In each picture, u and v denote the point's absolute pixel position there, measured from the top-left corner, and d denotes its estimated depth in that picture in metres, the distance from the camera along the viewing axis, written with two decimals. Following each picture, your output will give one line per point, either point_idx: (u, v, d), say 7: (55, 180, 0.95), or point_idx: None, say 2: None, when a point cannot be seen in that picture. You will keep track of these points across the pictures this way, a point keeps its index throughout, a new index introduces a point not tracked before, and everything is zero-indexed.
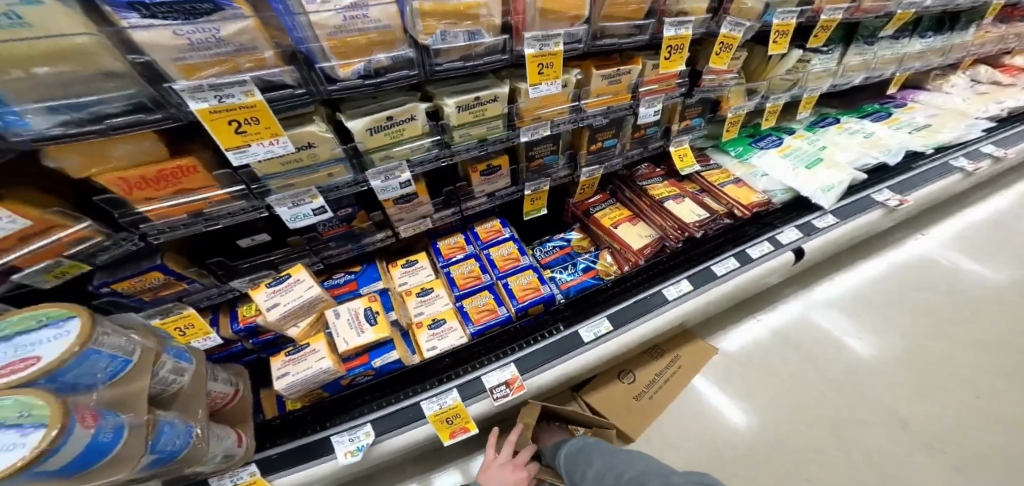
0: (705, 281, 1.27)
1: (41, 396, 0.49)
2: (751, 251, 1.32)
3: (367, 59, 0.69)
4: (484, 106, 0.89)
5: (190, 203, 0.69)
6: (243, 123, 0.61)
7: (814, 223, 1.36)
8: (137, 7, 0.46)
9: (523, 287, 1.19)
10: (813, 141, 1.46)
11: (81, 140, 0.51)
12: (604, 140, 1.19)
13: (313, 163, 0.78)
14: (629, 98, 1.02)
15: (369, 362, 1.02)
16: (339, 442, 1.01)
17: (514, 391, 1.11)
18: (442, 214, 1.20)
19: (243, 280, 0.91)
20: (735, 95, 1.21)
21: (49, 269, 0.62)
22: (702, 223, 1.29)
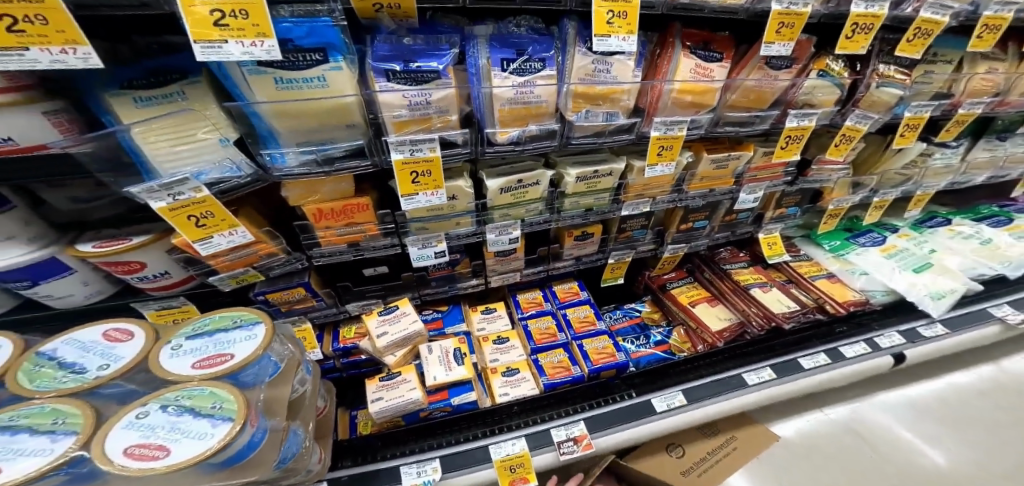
0: (788, 371, 1.17)
1: (228, 392, 0.60)
2: (844, 350, 1.22)
3: (525, 127, 0.78)
4: (599, 178, 0.95)
5: (352, 234, 0.85)
6: (422, 174, 0.76)
7: (920, 330, 1.26)
8: (389, 74, 0.64)
9: (598, 351, 1.16)
10: (922, 244, 1.43)
11: (312, 175, 0.70)
12: (695, 221, 1.23)
13: (450, 212, 0.89)
14: (732, 183, 1.07)
15: (448, 400, 1.00)
16: (406, 473, 0.96)
17: (584, 448, 1.02)
18: (532, 271, 1.25)
19: (356, 304, 1.07)
20: (840, 187, 1.22)
21: (237, 275, 0.84)
22: (792, 314, 1.23)
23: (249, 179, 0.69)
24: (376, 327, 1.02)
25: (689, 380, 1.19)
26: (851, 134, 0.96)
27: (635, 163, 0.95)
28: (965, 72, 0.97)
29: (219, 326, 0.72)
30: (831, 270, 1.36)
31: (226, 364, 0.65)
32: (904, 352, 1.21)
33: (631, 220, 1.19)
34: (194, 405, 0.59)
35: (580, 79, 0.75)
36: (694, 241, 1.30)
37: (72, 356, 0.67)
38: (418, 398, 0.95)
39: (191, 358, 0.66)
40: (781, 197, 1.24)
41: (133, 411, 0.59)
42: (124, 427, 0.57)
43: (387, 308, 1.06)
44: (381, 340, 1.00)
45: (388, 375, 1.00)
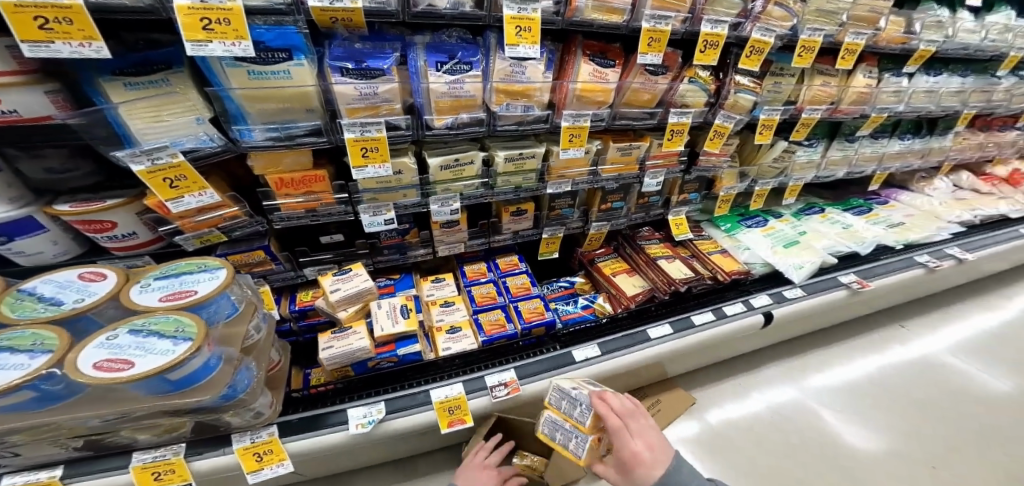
0: (683, 327, 1.42)
1: (191, 318, 0.73)
2: (726, 309, 1.50)
3: (456, 116, 0.96)
4: (525, 160, 1.16)
5: (309, 202, 1.03)
6: (370, 151, 0.92)
7: (784, 293, 1.57)
8: (343, 71, 0.81)
9: (530, 311, 1.37)
10: (797, 227, 1.75)
11: (275, 147, 0.85)
12: (613, 201, 1.46)
13: (397, 185, 1.09)
14: (637, 169, 1.31)
15: (394, 351, 1.16)
16: (353, 415, 1.09)
17: (511, 390, 1.22)
18: (476, 243, 1.44)
19: (313, 269, 1.23)
20: (728, 177, 1.50)
21: (201, 236, 0.97)
22: (689, 280, 1.50)
23: (221, 149, 0.83)
24: (331, 285, 1.17)
25: (607, 336, 1.41)
26: (721, 131, 1.19)
27: (553, 148, 1.17)
28: (806, 83, 1.19)
29: (188, 269, 0.84)
30: (725, 246, 1.64)
31: (192, 298, 0.77)
32: (772, 311, 1.50)
33: (559, 198, 1.41)
34: (159, 330, 0.70)
35: (501, 78, 0.95)
36: (614, 221, 1.53)
37: (50, 292, 0.76)
38: (366, 347, 1.11)
39: (158, 294, 0.78)
40: (682, 184, 1.50)
41: (104, 335, 0.69)
42: (96, 347, 0.67)
43: (341, 271, 1.21)
44: (335, 296, 1.15)
45: (340, 328, 1.15)
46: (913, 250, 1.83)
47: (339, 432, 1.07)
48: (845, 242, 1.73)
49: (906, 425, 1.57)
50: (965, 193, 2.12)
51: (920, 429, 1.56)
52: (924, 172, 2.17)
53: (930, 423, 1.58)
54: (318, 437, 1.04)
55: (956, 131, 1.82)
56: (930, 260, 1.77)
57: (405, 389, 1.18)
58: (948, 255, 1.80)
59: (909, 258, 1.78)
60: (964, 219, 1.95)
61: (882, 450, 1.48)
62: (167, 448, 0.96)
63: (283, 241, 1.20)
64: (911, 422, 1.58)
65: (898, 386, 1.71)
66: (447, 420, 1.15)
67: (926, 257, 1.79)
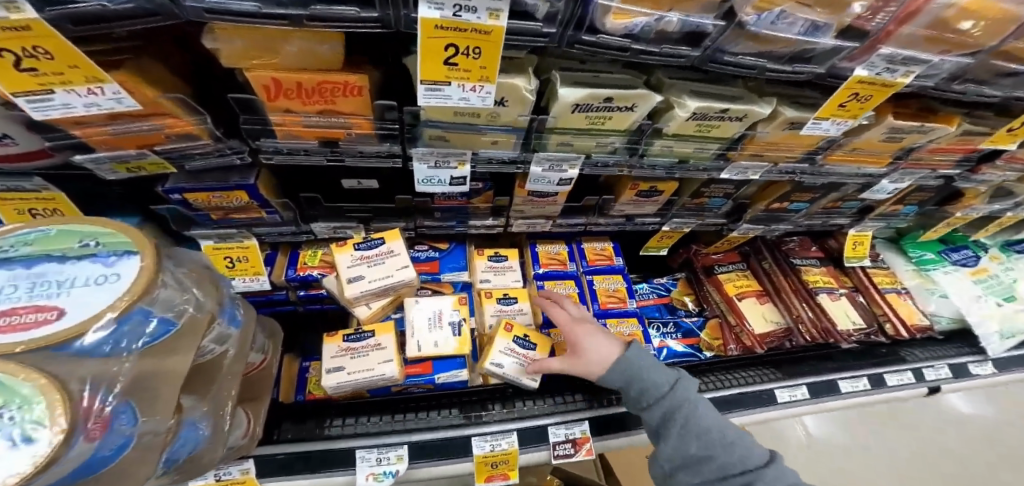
0: (824, 390, 0.96)
1: (23, 373, 0.28)
2: (888, 376, 1.01)
3: (658, 13, 0.42)
4: (722, 120, 0.63)
5: (328, 128, 0.56)
6: (462, 52, 0.42)
7: (969, 368, 1.09)
8: None
9: (623, 338, 0.97)
10: (1010, 270, 1.22)
11: (268, 26, 0.36)
12: (794, 200, 0.95)
13: (486, 123, 0.60)
14: (888, 164, 0.82)
15: (432, 376, 0.81)
16: (364, 458, 0.75)
17: (583, 453, 0.87)
18: (568, 221, 0.97)
19: (325, 225, 0.80)
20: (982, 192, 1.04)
21: (126, 160, 0.55)
22: (857, 333, 1.05)
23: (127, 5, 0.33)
24: (350, 265, 0.78)
25: (727, 387, 0.94)
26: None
27: (787, 112, 0.63)
28: None
29: (50, 249, 0.40)
30: (909, 284, 1.17)
31: (42, 328, 0.33)
32: (945, 389, 1.03)
33: (718, 184, 0.88)
34: None
35: None
36: (777, 224, 1.03)
37: None
38: (392, 375, 0.75)
39: None
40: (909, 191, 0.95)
41: None
42: None
43: (366, 244, 0.79)
44: (348, 296, 0.77)
45: (359, 328, 0.80)
46: None
47: (341, 477, 0.74)
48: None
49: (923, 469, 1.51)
50: None
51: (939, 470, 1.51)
52: None
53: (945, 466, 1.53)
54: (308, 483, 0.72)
55: None
56: None
57: (441, 430, 0.81)
58: None
59: None
60: None
61: None
62: None
63: (284, 179, 0.75)
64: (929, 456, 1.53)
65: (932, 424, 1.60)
66: (487, 476, 0.82)
67: None
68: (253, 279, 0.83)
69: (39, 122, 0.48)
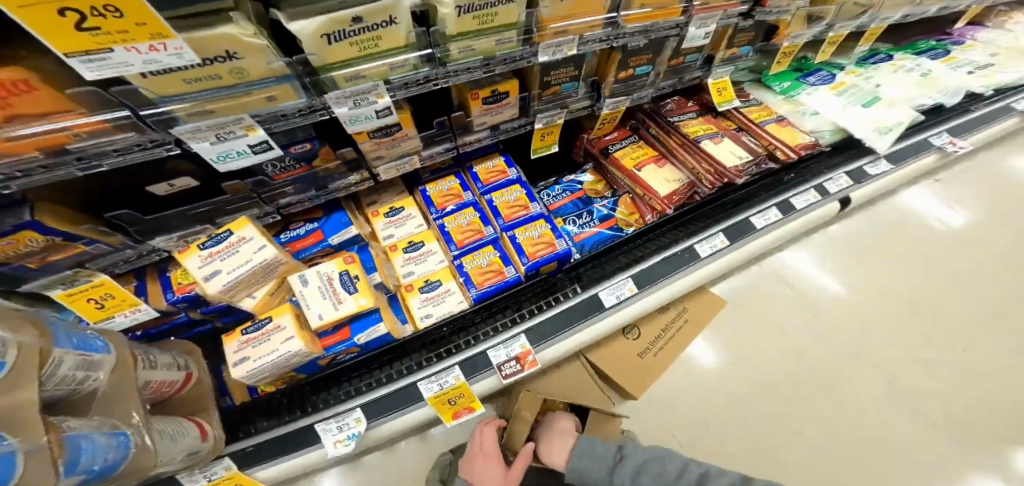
0: (741, 235, 1.15)
1: None
2: (795, 201, 1.20)
3: None
4: (494, 8, 0.65)
5: (45, 135, 0.48)
6: (88, 15, 0.35)
7: (865, 169, 1.26)
8: None
9: (534, 241, 1.04)
10: (868, 79, 1.42)
11: None
12: (635, 65, 0.97)
13: (238, 83, 0.54)
14: (679, 12, 0.87)
15: (352, 339, 0.89)
16: (326, 431, 0.92)
17: (527, 365, 0.98)
18: (437, 149, 0.97)
19: (166, 237, 0.78)
20: (796, 22, 1.14)
21: None
22: (744, 167, 1.16)
23: None
24: (213, 262, 0.76)
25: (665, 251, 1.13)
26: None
27: None
28: None
29: None
30: (782, 112, 1.30)
31: None
32: (850, 195, 1.23)
33: (557, 68, 0.89)
34: None
35: None
36: (637, 91, 1.07)
37: None
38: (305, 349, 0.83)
39: None
40: (733, 33, 1.08)
41: None
42: None
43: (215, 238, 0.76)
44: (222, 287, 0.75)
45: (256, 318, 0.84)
46: (1007, 96, 1.58)
47: (317, 450, 0.92)
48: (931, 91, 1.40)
49: (862, 441, 1.16)
50: None
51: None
52: (1006, 5, 1.91)
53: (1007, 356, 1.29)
54: (292, 460, 0.92)
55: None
56: None
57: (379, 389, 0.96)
58: None
59: (1006, 106, 1.54)
60: None
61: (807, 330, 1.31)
62: None
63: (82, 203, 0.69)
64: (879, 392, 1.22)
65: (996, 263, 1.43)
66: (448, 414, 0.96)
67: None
68: (135, 311, 0.82)
69: None
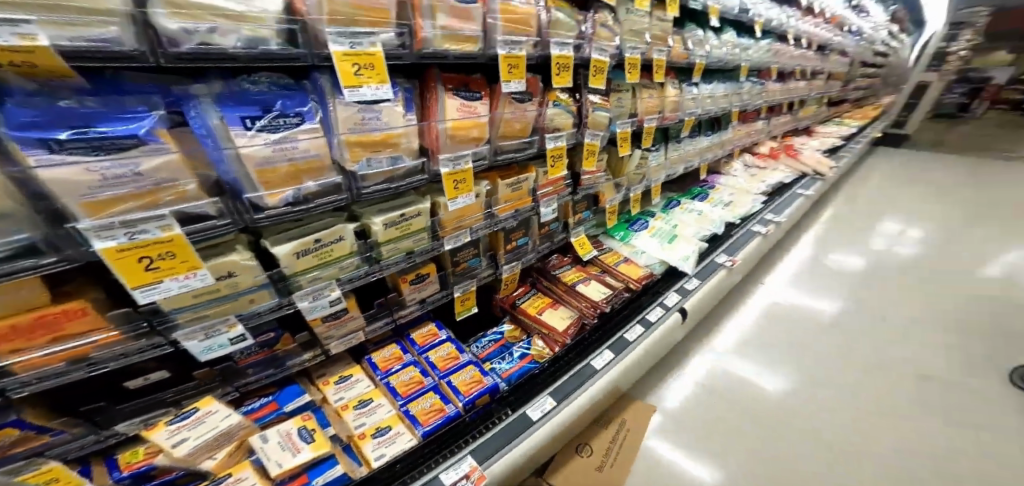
0: (622, 348, 1.44)
1: None
2: (650, 316, 1.60)
3: (297, 185, 0.74)
4: (409, 220, 0.99)
5: (73, 348, 0.65)
6: (153, 258, 0.60)
7: (686, 287, 1.79)
8: (49, 144, 0.48)
9: (467, 381, 1.18)
10: (669, 221, 2.12)
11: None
12: (516, 239, 1.38)
13: (231, 292, 0.78)
14: (530, 201, 1.34)
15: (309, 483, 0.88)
16: None
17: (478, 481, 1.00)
18: (379, 322, 1.17)
19: (129, 422, 0.84)
20: (608, 190, 1.78)
21: None
22: (608, 298, 1.55)
23: None
24: (178, 433, 0.84)
25: (578, 369, 1.36)
26: (557, 153, 1.33)
27: (439, 199, 1.06)
28: (637, 97, 1.76)
29: None
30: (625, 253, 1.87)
31: None
32: (683, 306, 1.67)
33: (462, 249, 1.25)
34: None
35: (350, 129, 0.78)
36: (522, 259, 1.45)
37: None
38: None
39: None
40: (573, 205, 1.63)
41: None
42: None
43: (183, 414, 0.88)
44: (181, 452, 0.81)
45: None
46: (750, 222, 2.45)
47: None
48: (704, 225, 2.16)
49: None
50: (754, 169, 3.23)
51: (847, 380, 1.83)
52: (725, 160, 3.20)
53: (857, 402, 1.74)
54: None
55: (729, 127, 2.80)
56: (762, 228, 2.36)
57: None
58: (768, 221, 2.47)
59: (750, 229, 2.35)
60: (763, 189, 2.86)
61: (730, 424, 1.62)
62: None
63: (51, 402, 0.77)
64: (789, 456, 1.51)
65: (785, 328, 2.13)
66: None
67: (759, 226, 2.39)
68: None
69: None
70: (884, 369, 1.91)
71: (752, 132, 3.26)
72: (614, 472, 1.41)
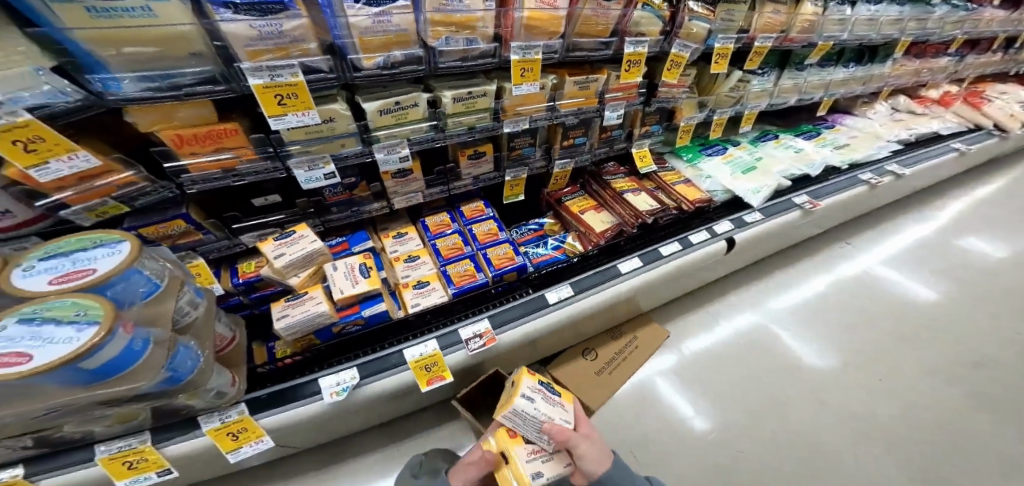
0: (652, 258, 1.58)
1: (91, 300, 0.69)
2: (692, 238, 1.66)
3: (387, 53, 0.88)
4: (475, 99, 1.09)
5: (227, 160, 0.92)
6: (286, 97, 0.81)
7: (744, 218, 1.76)
8: (229, 6, 0.67)
9: (500, 257, 1.43)
10: (753, 154, 1.97)
11: (158, 101, 0.73)
12: (574, 136, 1.45)
13: (330, 134, 0.99)
14: (597, 102, 1.35)
15: (360, 311, 1.23)
16: (326, 385, 1.19)
17: (488, 340, 1.33)
18: (437, 188, 1.40)
19: (253, 236, 1.21)
20: (686, 107, 1.69)
21: (97, 207, 0.88)
22: (653, 211, 1.61)
23: (82, 104, 0.71)
24: (276, 245, 1.16)
25: (596, 277, 1.51)
26: (635, 58, 1.28)
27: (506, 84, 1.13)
28: (758, 12, 1.53)
29: (81, 243, 0.80)
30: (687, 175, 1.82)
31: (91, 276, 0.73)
32: (732, 235, 1.68)
33: (518, 136, 1.36)
34: (56, 316, 0.66)
35: (435, 9, 0.86)
36: (576, 157, 1.53)
37: None
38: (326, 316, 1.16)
39: (48, 277, 0.74)
40: (643, 116, 1.61)
41: None
42: None
43: (282, 235, 1.20)
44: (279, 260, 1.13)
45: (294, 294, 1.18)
46: (860, 170, 2.17)
47: (314, 402, 1.18)
48: (796, 164, 1.97)
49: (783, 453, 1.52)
50: (903, 113, 2.69)
51: (892, 371, 1.78)
52: (868, 98, 2.67)
53: (888, 393, 1.71)
54: (290, 410, 1.15)
55: (893, 57, 2.36)
56: (871, 177, 2.12)
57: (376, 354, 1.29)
58: (887, 171, 2.20)
59: (855, 177, 2.12)
60: (901, 138, 2.44)
61: (737, 374, 1.72)
62: (131, 438, 1.03)
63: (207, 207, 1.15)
64: (784, 397, 1.66)
65: (854, 303, 2.02)
66: (427, 379, 1.29)
67: (868, 175, 2.13)
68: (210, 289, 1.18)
69: (36, 192, 0.81)
70: (939, 364, 1.82)
71: (923, 71, 2.67)
72: (609, 379, 1.64)
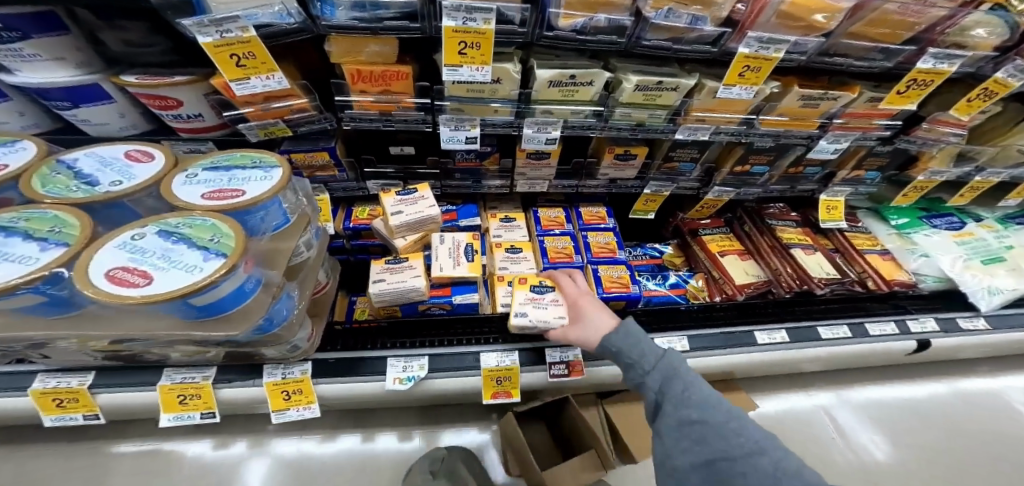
0: (803, 338, 1.25)
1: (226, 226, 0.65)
2: (870, 327, 1.29)
3: (591, 13, 0.71)
4: (661, 91, 0.88)
5: (386, 103, 0.91)
6: (468, 46, 0.74)
7: (959, 321, 1.35)
8: None
9: (613, 279, 1.23)
10: (1002, 237, 1.47)
11: (362, 32, 0.73)
12: (751, 164, 1.15)
13: (489, 97, 0.88)
14: (816, 127, 0.98)
15: (450, 296, 1.16)
16: (393, 366, 1.10)
17: (574, 372, 1.16)
18: (569, 182, 1.23)
19: (379, 183, 1.19)
20: (942, 156, 1.28)
21: (270, 126, 0.96)
22: (828, 281, 1.30)
23: (296, 27, 0.74)
24: (393, 203, 1.13)
25: (706, 330, 1.24)
26: (926, 78, 0.89)
27: (707, 82, 0.86)
28: None
29: (237, 160, 0.79)
30: (889, 244, 1.43)
31: (236, 199, 0.70)
32: (932, 340, 1.29)
33: (683, 148, 1.11)
34: (192, 236, 0.63)
35: None
36: (743, 187, 1.24)
37: (88, 169, 0.75)
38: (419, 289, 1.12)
39: (201, 188, 0.72)
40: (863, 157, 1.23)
41: (129, 233, 0.63)
42: (117, 247, 0.61)
43: (402, 192, 1.16)
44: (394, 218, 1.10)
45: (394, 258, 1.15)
46: None
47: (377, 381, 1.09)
48: None
49: None
50: None
51: None
52: None
53: None
54: (354, 384, 1.07)
55: None
56: None
57: (446, 344, 1.17)
58: None
59: None
60: None
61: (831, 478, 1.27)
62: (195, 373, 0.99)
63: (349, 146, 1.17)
64: None
65: (978, 414, 1.46)
66: (493, 392, 1.14)
67: None
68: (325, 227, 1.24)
69: (228, 103, 0.90)
70: None
71: None
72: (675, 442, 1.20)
